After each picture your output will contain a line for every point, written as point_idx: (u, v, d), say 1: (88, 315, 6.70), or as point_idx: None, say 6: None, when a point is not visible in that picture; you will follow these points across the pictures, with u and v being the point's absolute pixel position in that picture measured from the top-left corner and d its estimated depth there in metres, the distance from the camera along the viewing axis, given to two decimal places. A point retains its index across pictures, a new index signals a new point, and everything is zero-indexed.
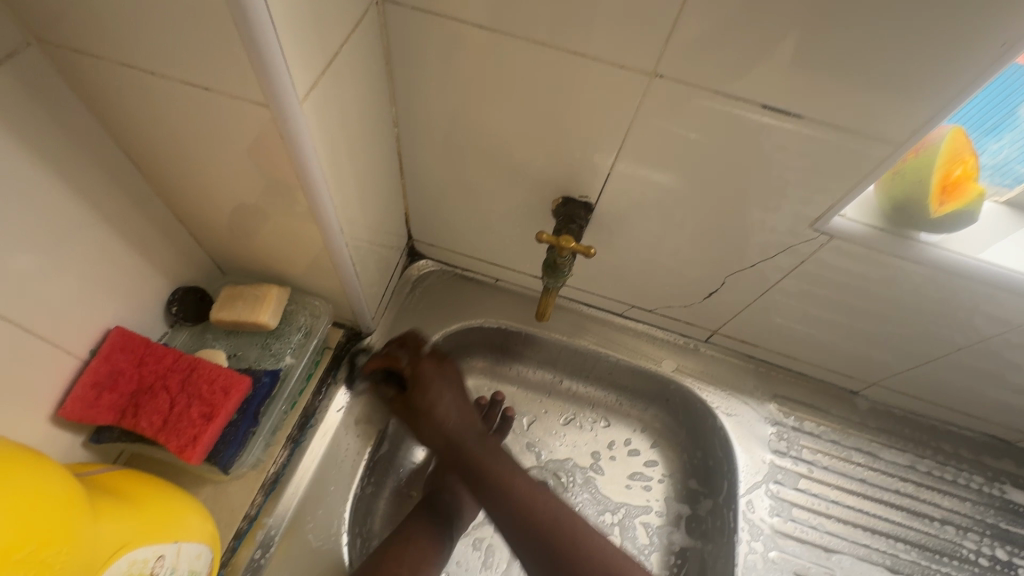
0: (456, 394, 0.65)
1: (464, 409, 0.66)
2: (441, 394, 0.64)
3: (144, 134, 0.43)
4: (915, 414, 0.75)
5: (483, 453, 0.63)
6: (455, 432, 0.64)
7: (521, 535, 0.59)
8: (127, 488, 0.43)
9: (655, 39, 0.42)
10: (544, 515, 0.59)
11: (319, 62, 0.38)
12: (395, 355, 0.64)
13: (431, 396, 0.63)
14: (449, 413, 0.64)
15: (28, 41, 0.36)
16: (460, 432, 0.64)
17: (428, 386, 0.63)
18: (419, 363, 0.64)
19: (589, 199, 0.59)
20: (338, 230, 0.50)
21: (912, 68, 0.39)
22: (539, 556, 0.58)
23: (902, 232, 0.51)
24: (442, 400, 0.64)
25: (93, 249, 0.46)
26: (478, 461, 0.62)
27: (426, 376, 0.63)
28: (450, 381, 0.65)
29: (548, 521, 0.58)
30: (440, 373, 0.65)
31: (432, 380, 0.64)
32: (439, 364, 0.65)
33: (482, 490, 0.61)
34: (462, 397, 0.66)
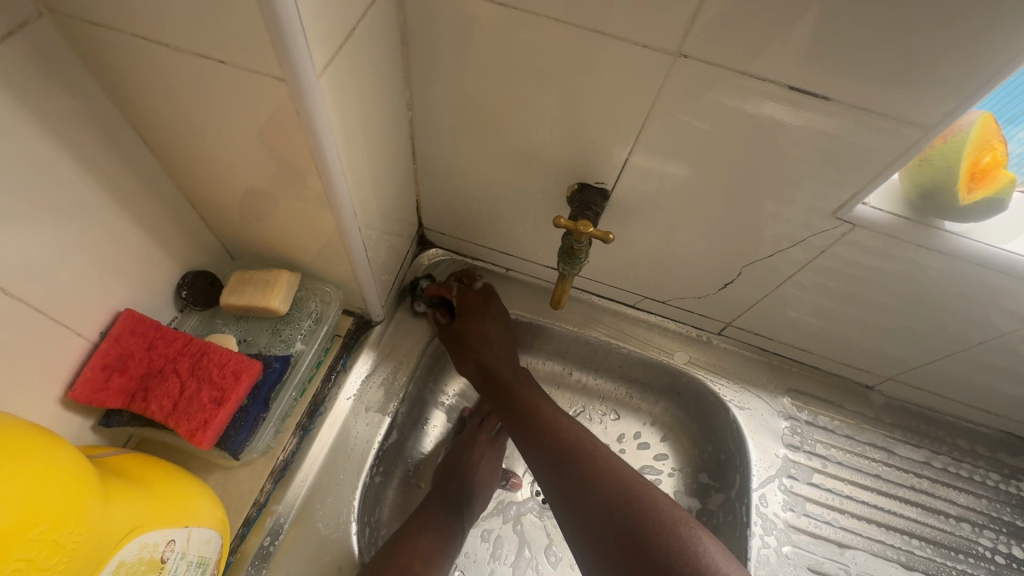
0: (499, 326, 0.70)
1: (507, 340, 0.70)
2: (485, 324, 0.69)
3: (156, 111, 0.42)
4: (931, 410, 0.74)
5: (516, 380, 0.67)
6: (495, 357, 0.68)
7: (547, 456, 0.59)
8: (138, 471, 0.42)
9: (679, 18, 0.40)
10: (567, 433, 0.60)
11: (336, 36, 0.37)
12: (449, 285, 0.72)
13: (476, 324, 0.69)
14: (492, 338, 0.69)
15: (39, 12, 0.35)
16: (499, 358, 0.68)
17: (475, 313, 0.69)
18: (467, 294, 0.71)
19: (605, 186, 0.58)
20: (351, 214, 0.49)
21: (952, 49, 0.37)
22: (557, 472, 0.58)
23: (927, 221, 0.50)
24: (486, 328, 0.69)
25: (103, 230, 0.46)
26: (512, 387, 0.66)
27: (473, 305, 0.70)
28: (495, 314, 0.71)
29: (571, 438, 0.60)
30: (486, 306, 0.70)
31: (478, 310, 0.70)
32: (484, 300, 0.70)
33: (512, 413, 0.64)
34: (505, 332, 0.71)
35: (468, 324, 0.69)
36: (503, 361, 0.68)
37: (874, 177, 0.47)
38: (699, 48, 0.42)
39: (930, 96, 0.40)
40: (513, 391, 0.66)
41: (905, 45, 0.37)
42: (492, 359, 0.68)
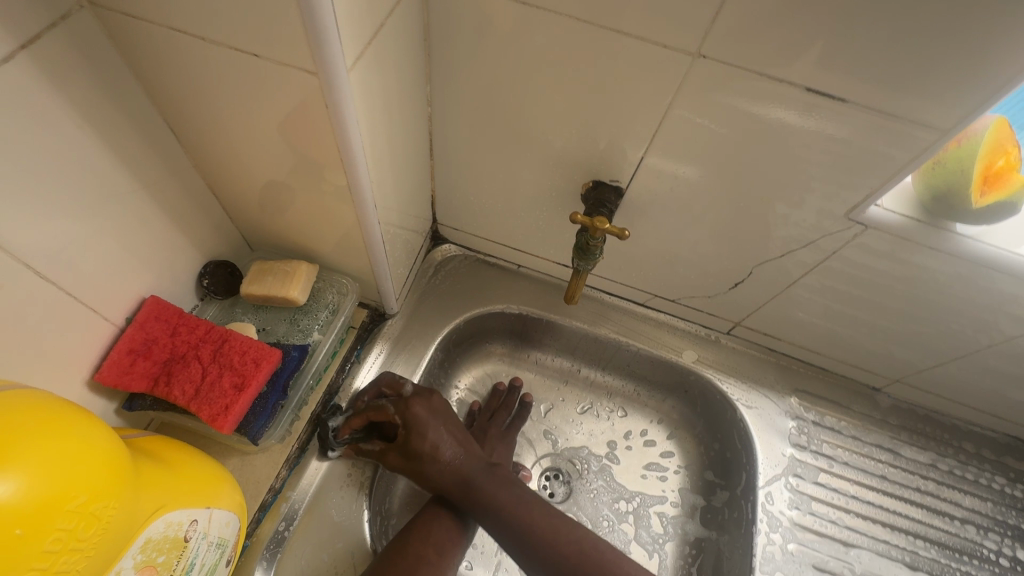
0: (453, 426, 0.62)
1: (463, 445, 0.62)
2: (438, 435, 0.61)
3: (185, 103, 0.43)
4: (936, 413, 0.74)
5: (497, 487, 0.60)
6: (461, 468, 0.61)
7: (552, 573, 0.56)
8: (163, 452, 0.43)
9: (701, 19, 0.41)
10: (571, 547, 0.56)
11: (365, 31, 0.38)
12: (378, 407, 0.60)
13: (429, 440, 0.60)
14: (450, 453, 0.61)
15: (80, 4, 0.36)
16: (465, 466, 0.61)
17: (426, 429, 0.60)
18: (408, 406, 0.60)
19: (619, 184, 0.58)
20: (372, 207, 0.50)
21: (971, 52, 0.37)
22: None
23: (938, 224, 0.51)
24: (440, 439, 0.61)
25: (132, 218, 0.47)
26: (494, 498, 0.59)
27: (420, 421, 0.60)
28: (443, 422, 0.62)
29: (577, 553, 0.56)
30: (433, 413, 0.61)
31: (427, 421, 0.60)
32: (430, 407, 0.61)
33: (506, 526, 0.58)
34: (458, 434, 0.63)
35: (419, 444, 0.60)
36: (474, 470, 0.61)
37: (889, 178, 0.47)
38: (718, 48, 0.42)
39: (947, 99, 0.40)
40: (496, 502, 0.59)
41: (924, 48, 0.38)
42: (458, 472, 0.61)
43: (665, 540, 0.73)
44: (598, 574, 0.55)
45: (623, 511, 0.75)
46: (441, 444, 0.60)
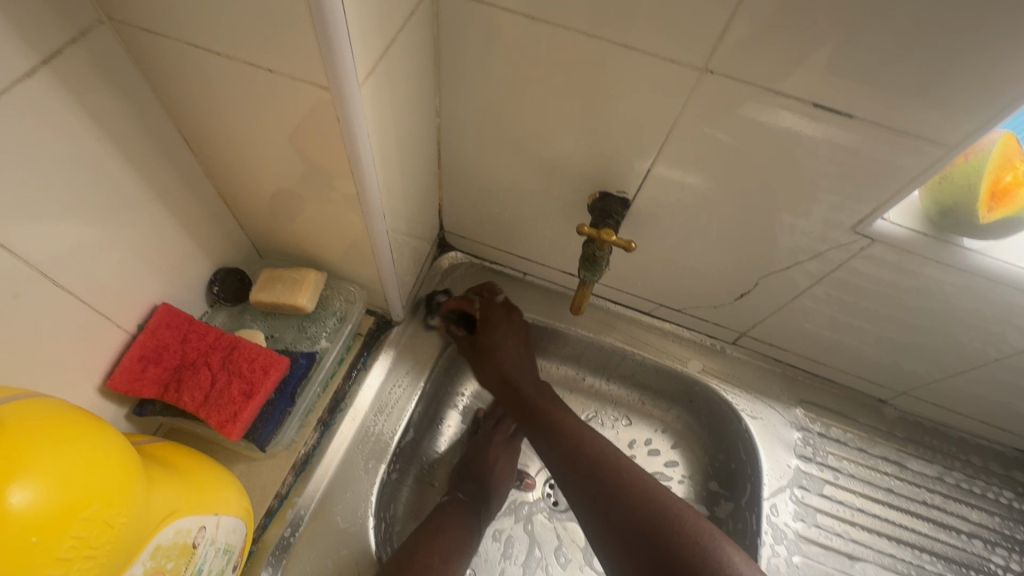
0: (518, 339, 0.72)
1: (523, 357, 0.72)
2: (506, 337, 0.71)
3: (200, 114, 0.44)
4: (944, 426, 0.74)
5: (539, 394, 0.69)
6: (514, 368, 0.71)
7: (572, 473, 0.61)
8: (172, 458, 0.44)
9: (709, 35, 0.41)
10: (592, 448, 0.61)
11: (376, 48, 0.38)
12: (469, 300, 0.72)
13: (498, 337, 0.71)
14: (513, 351, 0.71)
15: (99, 20, 0.37)
16: (518, 372, 0.71)
17: (497, 326, 0.71)
18: (490, 306, 0.72)
19: (626, 195, 0.59)
20: (381, 217, 0.51)
21: (977, 71, 0.38)
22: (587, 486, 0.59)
23: (946, 238, 0.50)
24: (507, 341, 0.71)
25: (144, 226, 0.48)
26: (537, 404, 0.68)
27: (496, 318, 0.71)
28: (516, 329, 0.72)
29: (595, 454, 0.61)
30: (506, 321, 0.72)
31: (501, 323, 0.71)
32: (506, 314, 0.72)
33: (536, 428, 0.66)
34: (524, 345, 0.73)
35: (491, 335, 0.70)
36: (523, 374, 0.71)
37: (897, 190, 0.47)
38: (725, 64, 0.43)
39: (953, 116, 0.40)
40: (535, 401, 0.68)
41: (930, 65, 0.38)
42: (510, 373, 0.70)
43: None
44: (612, 473, 0.59)
45: None
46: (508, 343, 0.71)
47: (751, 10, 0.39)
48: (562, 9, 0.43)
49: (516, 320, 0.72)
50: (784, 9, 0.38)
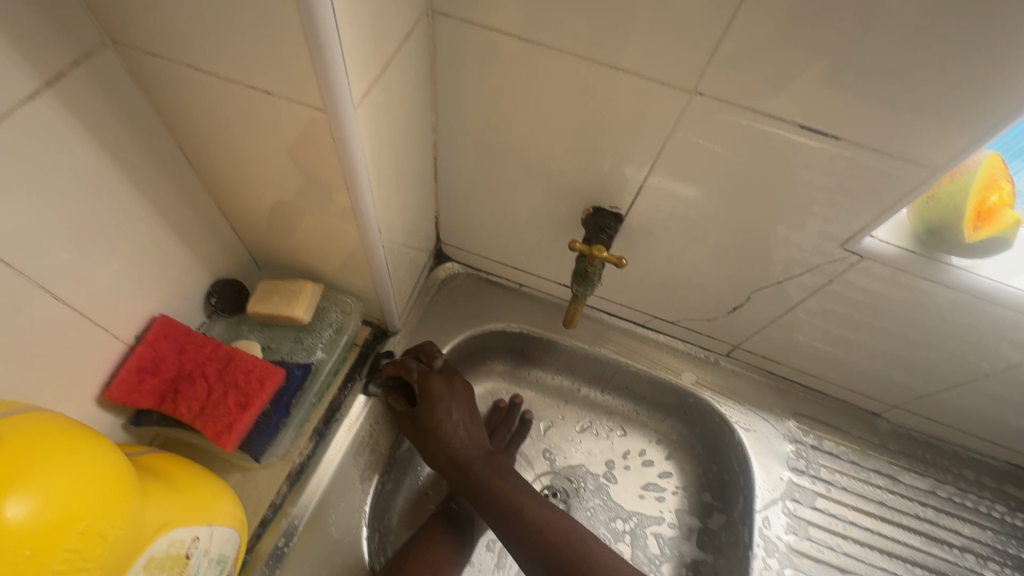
0: (463, 410, 0.66)
1: (471, 429, 0.66)
2: (449, 410, 0.64)
3: (200, 132, 0.45)
4: (938, 439, 0.74)
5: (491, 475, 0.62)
6: (461, 446, 0.64)
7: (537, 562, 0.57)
8: (167, 470, 0.44)
9: (698, 58, 0.42)
10: (557, 536, 0.57)
11: (373, 70, 0.40)
12: (406, 367, 0.65)
13: (439, 413, 0.64)
14: (458, 426, 0.64)
15: (103, 43, 0.38)
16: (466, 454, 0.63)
17: (437, 402, 0.64)
18: (428, 377, 0.65)
19: (619, 210, 0.60)
20: (376, 232, 0.51)
21: (956, 96, 0.39)
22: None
23: (935, 255, 0.51)
24: (452, 415, 0.64)
25: (145, 239, 0.49)
26: (489, 487, 0.61)
27: (434, 394, 0.64)
28: (459, 401, 0.66)
29: (562, 542, 0.57)
30: (449, 392, 0.65)
31: (442, 397, 0.64)
32: (447, 385, 0.65)
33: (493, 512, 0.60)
34: (469, 415, 0.66)
35: (431, 412, 0.63)
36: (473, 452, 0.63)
37: (885, 207, 0.48)
38: (714, 86, 0.44)
39: (936, 138, 0.41)
40: (487, 485, 0.61)
41: (911, 89, 0.39)
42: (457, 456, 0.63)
43: (662, 562, 0.73)
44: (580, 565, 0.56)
45: (620, 530, 0.75)
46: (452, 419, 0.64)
47: (738, 35, 0.40)
48: (554, 31, 0.45)
49: (460, 391, 0.66)
50: (770, 34, 0.39)
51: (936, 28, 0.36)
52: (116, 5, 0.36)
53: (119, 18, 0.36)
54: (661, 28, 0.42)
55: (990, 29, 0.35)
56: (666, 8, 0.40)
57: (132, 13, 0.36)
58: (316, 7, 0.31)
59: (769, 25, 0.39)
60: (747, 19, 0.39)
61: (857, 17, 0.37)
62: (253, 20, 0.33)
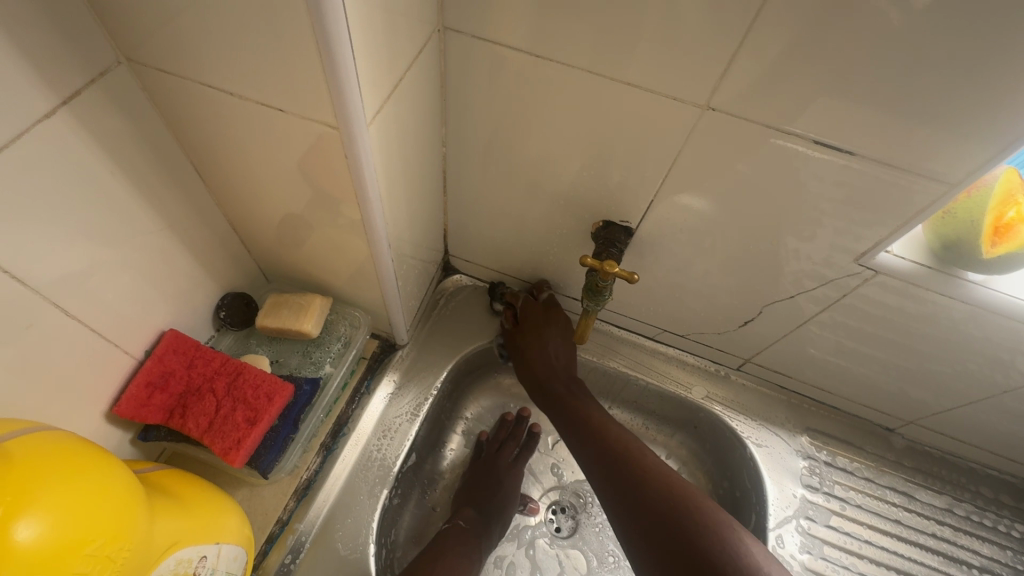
0: (559, 339, 0.71)
1: (567, 355, 0.72)
2: (544, 336, 0.71)
3: (212, 148, 0.46)
4: (954, 456, 0.73)
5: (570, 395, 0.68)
6: (550, 369, 0.70)
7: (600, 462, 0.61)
8: (175, 487, 0.44)
9: (710, 74, 0.42)
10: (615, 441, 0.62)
11: (385, 88, 0.40)
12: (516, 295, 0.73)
13: (533, 336, 0.71)
14: (551, 352, 0.71)
15: (118, 61, 0.39)
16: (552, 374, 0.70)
17: (530, 328, 0.71)
18: (529, 304, 0.72)
19: (629, 224, 0.60)
20: (386, 245, 0.51)
21: (974, 112, 0.38)
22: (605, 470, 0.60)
23: (950, 271, 0.51)
24: (545, 341, 0.71)
25: (155, 254, 0.49)
26: (567, 404, 0.67)
27: (530, 320, 0.71)
28: (554, 329, 0.71)
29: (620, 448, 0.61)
30: (546, 321, 0.71)
31: (537, 324, 0.71)
32: (544, 314, 0.71)
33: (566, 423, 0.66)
34: (565, 343, 0.72)
35: (524, 337, 0.71)
36: (557, 376, 0.70)
37: (899, 223, 0.48)
38: (725, 101, 0.44)
39: (951, 154, 0.41)
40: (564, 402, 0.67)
41: (927, 105, 0.39)
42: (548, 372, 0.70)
43: None
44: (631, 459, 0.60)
45: None
46: (546, 344, 0.71)
47: (749, 52, 0.40)
48: (565, 46, 0.45)
49: (557, 321, 0.71)
50: (782, 52, 0.39)
51: (951, 46, 0.35)
52: (132, 24, 0.36)
53: (135, 37, 0.37)
54: (674, 44, 0.41)
55: (1005, 47, 0.34)
56: (677, 25, 0.40)
57: (147, 32, 0.36)
58: (332, 28, 0.32)
59: (781, 42, 0.39)
60: (758, 37, 0.39)
61: (869, 35, 0.36)
62: (267, 39, 0.34)
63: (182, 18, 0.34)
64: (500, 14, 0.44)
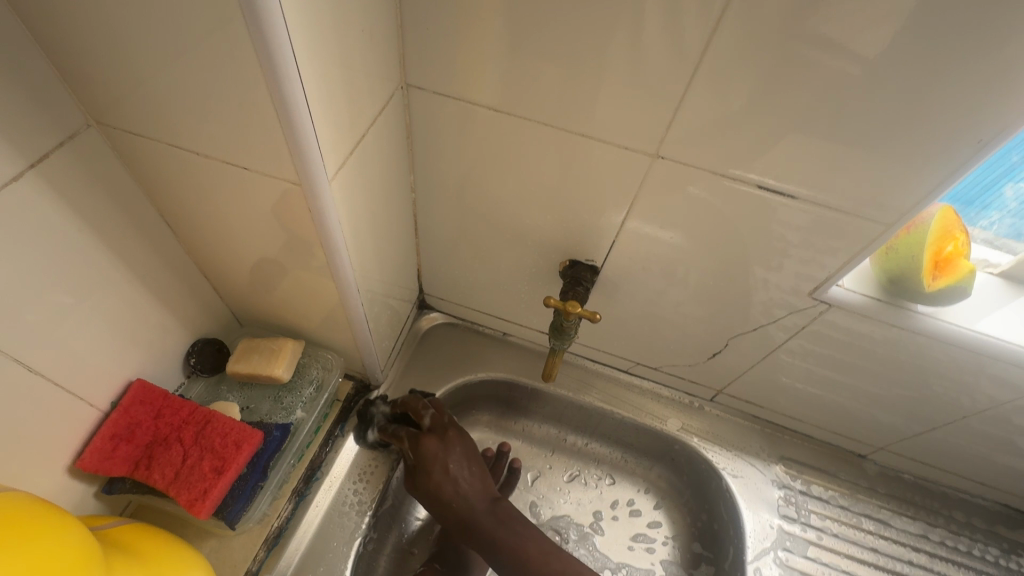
0: (475, 464, 0.64)
1: (481, 481, 0.63)
2: (448, 468, 0.62)
3: (181, 202, 0.47)
4: (925, 480, 0.74)
5: (496, 525, 0.60)
6: (466, 502, 0.61)
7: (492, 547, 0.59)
8: (136, 543, 0.44)
9: (660, 124, 0.45)
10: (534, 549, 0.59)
11: (347, 146, 0.42)
12: (397, 435, 0.65)
13: (436, 475, 0.61)
14: (464, 484, 0.62)
15: (88, 124, 0.40)
16: (472, 510, 0.61)
17: (431, 466, 0.62)
18: (419, 440, 0.63)
19: (595, 262, 0.62)
20: (355, 290, 0.53)
21: (896, 155, 0.41)
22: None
23: (899, 304, 0.53)
24: (455, 474, 0.62)
25: (126, 304, 0.49)
26: (496, 542, 0.59)
27: (428, 454, 0.62)
28: (456, 453, 0.63)
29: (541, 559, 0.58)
30: (444, 450, 0.62)
31: (440, 461, 0.62)
32: (442, 447, 0.62)
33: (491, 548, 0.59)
34: (473, 468, 0.63)
35: (426, 477, 0.62)
36: (479, 511, 0.61)
37: (849, 259, 0.50)
38: (673, 150, 0.47)
39: (883, 195, 0.44)
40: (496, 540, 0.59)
41: (853, 149, 0.42)
42: (474, 506, 0.61)
43: None
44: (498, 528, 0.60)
45: None
46: (456, 476, 0.61)
47: (695, 101, 0.43)
48: (521, 102, 0.48)
49: (456, 445, 0.63)
50: (725, 100, 0.42)
51: (875, 93, 0.39)
52: (102, 91, 0.38)
53: (103, 100, 0.39)
54: (622, 98, 0.45)
55: (921, 97, 0.38)
56: (627, 78, 0.43)
57: (117, 98, 0.38)
58: (292, 102, 0.34)
59: (725, 92, 0.42)
60: (698, 92, 0.42)
61: (803, 85, 0.39)
62: (233, 106, 0.36)
63: (149, 86, 0.36)
64: (463, 69, 0.47)
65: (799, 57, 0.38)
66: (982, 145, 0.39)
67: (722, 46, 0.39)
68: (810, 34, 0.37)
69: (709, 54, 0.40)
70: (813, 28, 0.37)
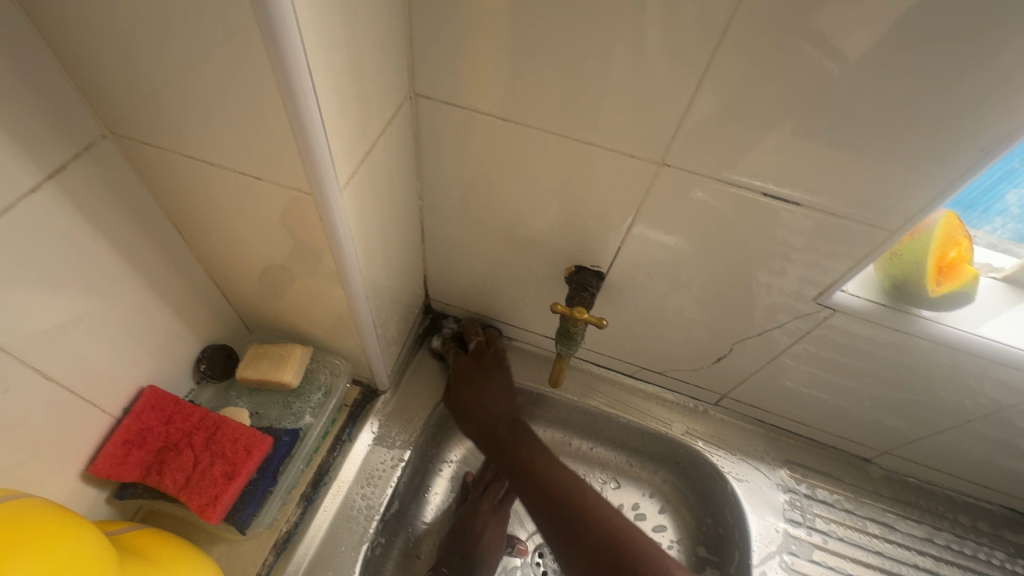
0: (502, 386, 0.72)
1: (507, 400, 0.71)
2: (478, 385, 0.71)
3: (193, 210, 0.48)
4: (930, 484, 0.74)
5: (512, 437, 0.67)
6: (489, 412, 0.70)
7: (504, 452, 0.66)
8: (149, 547, 0.44)
9: (665, 133, 0.46)
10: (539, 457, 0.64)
11: (358, 155, 0.43)
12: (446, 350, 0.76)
13: (466, 390, 0.71)
14: (490, 397, 0.71)
15: (103, 135, 0.41)
16: (494, 420, 0.69)
17: (463, 381, 0.72)
18: (460, 358, 0.74)
19: (600, 268, 0.62)
20: (363, 296, 0.53)
21: (899, 163, 0.42)
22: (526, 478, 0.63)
23: (904, 309, 0.54)
24: (483, 389, 0.71)
25: (137, 311, 0.50)
26: (507, 449, 0.66)
27: (463, 371, 0.72)
28: (490, 372, 0.72)
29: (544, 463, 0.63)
30: (478, 370, 0.72)
31: (471, 377, 0.72)
32: (476, 366, 0.72)
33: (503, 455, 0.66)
34: (502, 386, 0.72)
35: (459, 390, 0.72)
36: (500, 422, 0.69)
37: (852, 265, 0.51)
38: (677, 158, 0.48)
39: (886, 201, 0.45)
40: (509, 447, 0.66)
41: (857, 157, 0.43)
42: (496, 416, 0.70)
43: None
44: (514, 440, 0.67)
45: None
46: (484, 391, 0.71)
47: (700, 110, 0.43)
48: (528, 110, 0.48)
49: (489, 367, 0.72)
50: (729, 109, 0.43)
51: (877, 102, 0.39)
52: (118, 102, 0.38)
53: (117, 111, 0.39)
54: (627, 107, 0.45)
55: (923, 107, 0.38)
56: (632, 87, 0.44)
57: (133, 109, 0.39)
58: (305, 115, 0.35)
59: (729, 101, 0.42)
60: (702, 102, 0.43)
61: (806, 95, 0.40)
62: (247, 118, 0.36)
63: (165, 98, 0.37)
64: (470, 78, 0.48)
65: (803, 69, 0.39)
66: (983, 153, 0.39)
67: (726, 57, 0.40)
68: (812, 46, 0.37)
69: (713, 65, 0.40)
70: (816, 42, 0.37)
